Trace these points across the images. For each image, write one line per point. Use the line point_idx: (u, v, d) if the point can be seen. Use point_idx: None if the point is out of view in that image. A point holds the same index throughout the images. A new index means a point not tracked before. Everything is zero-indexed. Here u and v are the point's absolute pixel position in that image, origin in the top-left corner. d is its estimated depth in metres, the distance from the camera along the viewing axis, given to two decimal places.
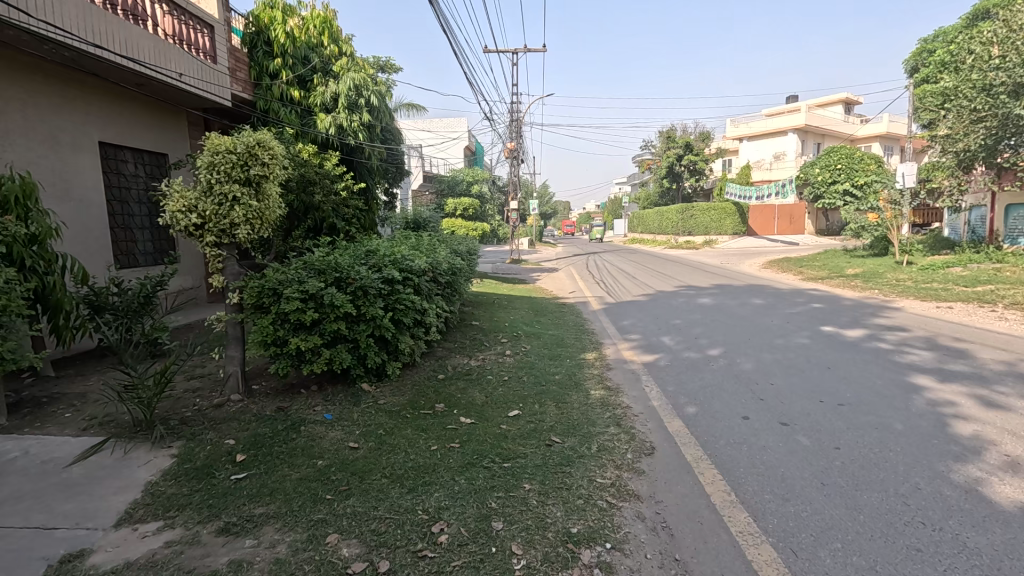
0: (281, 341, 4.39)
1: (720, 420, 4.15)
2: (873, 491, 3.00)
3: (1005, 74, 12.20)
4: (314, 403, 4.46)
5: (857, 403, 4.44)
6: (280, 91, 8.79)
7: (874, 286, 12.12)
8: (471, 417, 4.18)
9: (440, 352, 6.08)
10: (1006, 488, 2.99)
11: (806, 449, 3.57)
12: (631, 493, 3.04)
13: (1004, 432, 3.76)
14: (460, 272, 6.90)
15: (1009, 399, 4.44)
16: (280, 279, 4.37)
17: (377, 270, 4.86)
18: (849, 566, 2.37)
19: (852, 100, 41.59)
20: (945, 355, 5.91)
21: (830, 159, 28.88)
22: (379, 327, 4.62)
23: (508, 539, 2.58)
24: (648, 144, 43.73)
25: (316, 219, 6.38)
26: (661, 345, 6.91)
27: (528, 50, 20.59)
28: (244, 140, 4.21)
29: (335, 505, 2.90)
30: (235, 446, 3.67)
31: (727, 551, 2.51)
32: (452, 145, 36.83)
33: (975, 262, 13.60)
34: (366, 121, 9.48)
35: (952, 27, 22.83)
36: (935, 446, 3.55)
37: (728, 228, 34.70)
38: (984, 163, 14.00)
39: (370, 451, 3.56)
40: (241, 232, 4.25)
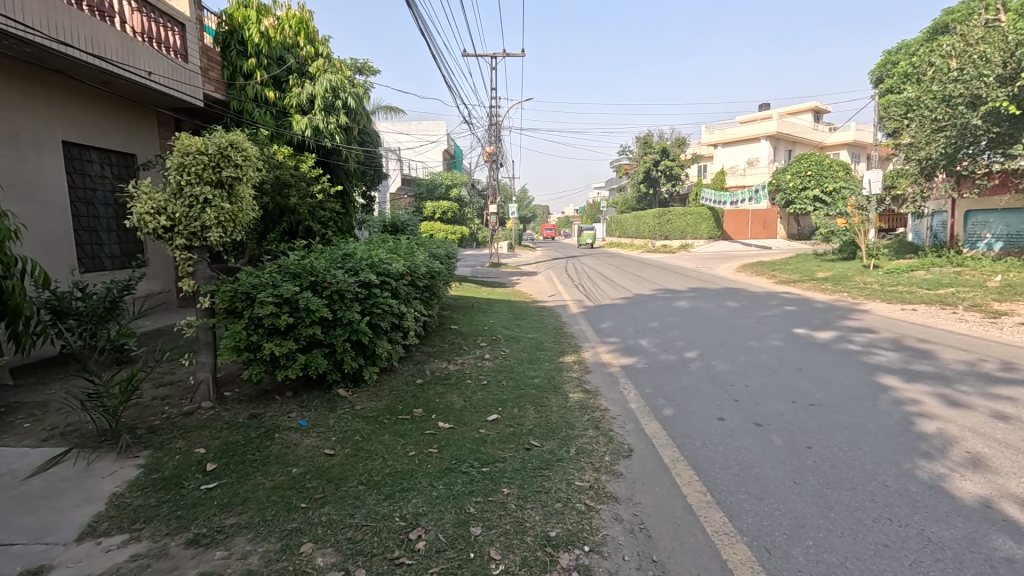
0: (254, 347, 4.29)
1: (696, 421, 4.22)
2: (843, 489, 3.07)
3: (963, 86, 12.75)
4: (289, 409, 4.37)
5: (827, 403, 4.56)
6: (254, 92, 8.61)
7: (844, 289, 12.51)
8: (449, 422, 4.15)
9: (419, 356, 6.03)
10: (967, 483, 3.11)
11: (778, 449, 3.65)
12: (610, 495, 3.06)
13: (965, 429, 3.91)
14: (439, 275, 6.86)
15: (968, 397, 4.63)
16: (253, 283, 4.27)
17: (354, 274, 4.80)
18: (821, 563, 2.42)
19: (820, 109, 42.92)
20: (910, 356, 6.13)
21: (801, 166, 29.69)
22: (356, 332, 4.55)
23: (487, 545, 2.56)
24: (626, 150, 44.34)
25: (291, 221, 6.28)
26: (639, 348, 6.99)
27: (507, 55, 20.72)
28: (216, 141, 4.12)
29: (309, 513, 2.84)
30: (205, 454, 3.57)
31: (703, 551, 2.54)
32: (431, 148, 36.71)
33: (937, 266, 14.14)
34: (343, 123, 9.34)
35: (914, 40, 23.75)
36: (901, 444, 3.67)
37: (704, 233, 35.42)
38: (945, 170, 14.54)
39: (346, 457, 3.50)
40: (212, 234, 4.15)
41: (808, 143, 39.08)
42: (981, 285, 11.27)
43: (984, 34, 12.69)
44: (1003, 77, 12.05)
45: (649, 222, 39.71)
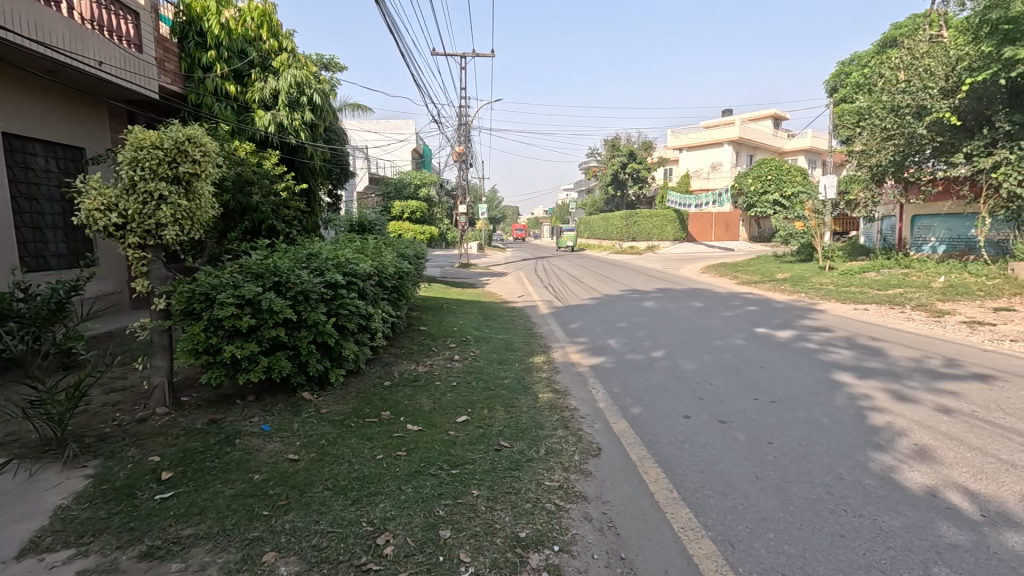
0: (214, 350, 4.13)
1: (663, 419, 4.29)
2: (802, 482, 3.19)
3: (910, 97, 13.54)
4: (251, 413, 4.23)
5: (786, 399, 4.73)
6: (214, 85, 8.28)
7: (801, 289, 13.04)
8: (418, 425, 4.09)
9: (387, 358, 5.94)
10: (915, 474, 3.27)
11: (741, 444, 3.77)
12: (579, 494, 3.08)
13: (912, 422, 4.12)
14: (407, 275, 6.78)
15: (916, 392, 4.88)
16: (213, 283, 4.10)
17: (319, 274, 4.69)
18: (781, 554, 2.50)
19: (779, 115, 44.43)
20: (863, 353, 6.42)
21: (762, 170, 30.67)
22: (322, 334, 4.44)
23: (456, 547, 2.54)
24: (594, 151, 44.97)
25: (254, 220, 6.12)
26: (607, 347, 7.09)
27: (477, 55, 20.69)
28: (173, 135, 3.95)
29: (272, 521, 2.75)
30: (161, 462, 3.42)
31: (670, 547, 2.58)
32: (399, 147, 36.27)
33: (886, 266, 14.96)
34: (309, 121, 8.88)
35: (865, 52, 24.91)
36: (855, 438, 3.83)
37: (669, 235, 36.40)
38: (894, 177, 15.27)
39: (311, 462, 3.41)
40: (168, 233, 3.97)
41: (767, 149, 40.46)
42: (926, 286, 11.92)
43: (928, 49, 13.47)
44: (945, 90, 12.94)
45: (616, 224, 40.44)
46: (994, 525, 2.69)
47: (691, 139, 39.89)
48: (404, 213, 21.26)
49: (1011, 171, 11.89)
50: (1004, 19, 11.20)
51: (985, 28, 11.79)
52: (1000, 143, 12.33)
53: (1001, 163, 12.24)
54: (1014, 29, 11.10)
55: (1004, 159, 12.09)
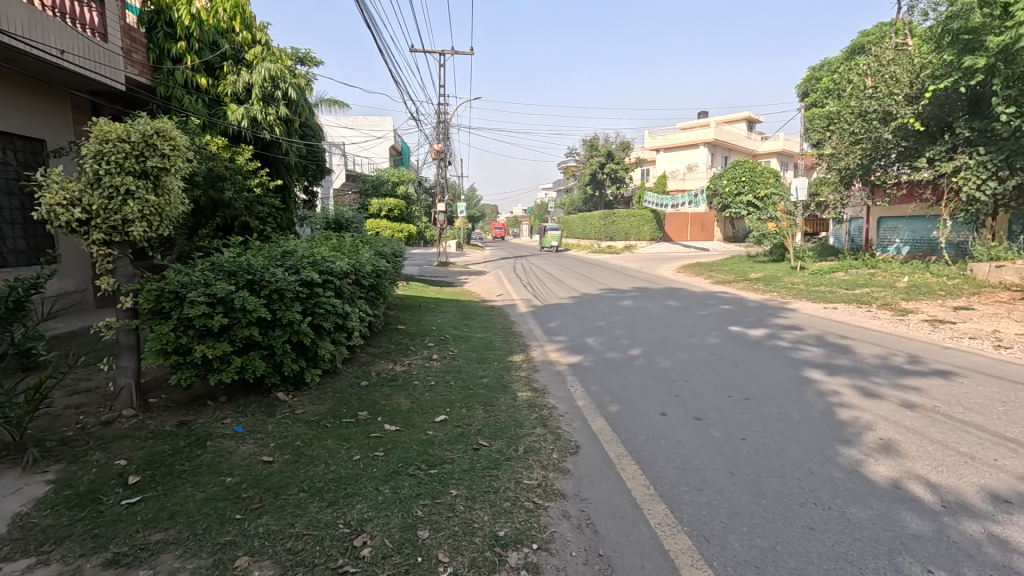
0: (184, 350, 4.01)
1: (640, 417, 4.35)
2: (774, 477, 3.27)
3: (876, 103, 14.00)
4: (223, 415, 4.12)
5: (759, 396, 4.84)
6: (185, 77, 8.02)
7: (773, 289, 13.36)
8: (396, 425, 4.05)
9: (364, 357, 5.86)
10: (881, 467, 3.38)
11: (716, 441, 3.83)
12: (557, 492, 3.10)
13: (879, 417, 4.26)
14: (385, 274, 6.70)
15: (882, 388, 5.05)
16: (183, 281, 3.99)
17: (294, 273, 4.60)
18: (754, 548, 2.56)
19: (752, 118, 45.37)
20: (832, 351, 6.61)
21: (736, 172, 31.29)
22: (297, 333, 4.35)
23: (435, 547, 2.52)
24: (573, 151, 45.24)
25: (226, 216, 6.00)
26: (585, 346, 7.14)
27: (456, 53, 20.56)
28: (140, 129, 3.83)
29: (245, 525, 2.68)
30: (127, 466, 3.30)
31: (647, 544, 2.61)
32: (377, 144, 35.81)
33: (853, 267, 15.45)
34: (284, 115, 8.71)
35: (835, 58, 25.60)
36: (825, 433, 3.94)
37: (646, 235, 36.94)
38: (861, 180, 15.73)
39: (286, 464, 3.35)
40: (136, 229, 3.84)
41: (741, 151, 41.27)
42: (892, 286, 12.33)
43: (893, 56, 13.97)
44: (909, 96, 13.53)
45: (595, 223, 40.81)
46: (953, 514, 2.80)
47: (668, 140, 40.44)
48: (382, 211, 20.85)
49: (971, 176, 12.42)
50: (964, 29, 11.68)
51: (947, 38, 12.28)
52: (960, 149, 12.85)
53: (961, 167, 12.76)
54: (973, 39, 11.57)
55: (965, 164, 12.60)
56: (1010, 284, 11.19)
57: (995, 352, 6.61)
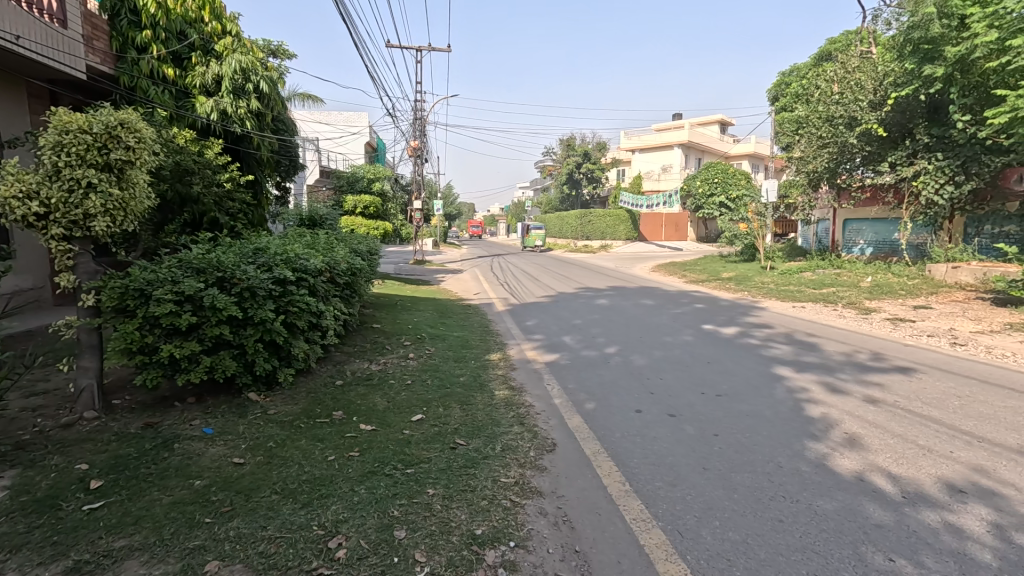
0: (150, 349, 3.89)
1: (616, 414, 4.40)
2: (745, 472, 3.35)
3: (843, 108, 14.48)
4: (191, 416, 4.00)
5: (731, 393, 4.95)
6: (150, 67, 7.73)
7: (745, 288, 13.69)
8: (372, 424, 4.01)
9: (339, 356, 5.77)
10: (846, 460, 3.50)
11: (690, 437, 3.91)
12: (534, 490, 3.11)
13: (844, 412, 4.41)
14: (361, 272, 6.60)
15: (847, 384, 5.23)
16: (148, 278, 3.85)
17: (267, 270, 4.49)
18: (726, 541, 2.62)
19: (725, 121, 46.36)
20: (800, 348, 6.82)
21: (709, 173, 31.99)
22: (269, 331, 4.25)
23: (412, 547, 2.50)
24: (550, 150, 45.47)
25: (195, 212, 5.83)
26: (562, 344, 7.18)
27: (433, 50, 20.41)
28: (103, 120, 3.69)
29: (214, 529, 2.61)
30: (89, 470, 3.18)
31: (623, 539, 2.65)
32: (352, 140, 35.23)
33: (820, 267, 15.97)
34: (256, 109, 8.42)
35: (804, 64, 26.33)
36: (794, 428, 4.06)
37: (622, 234, 37.56)
38: (828, 183, 16.24)
39: (257, 466, 3.27)
40: (98, 224, 3.69)
41: (714, 153, 42.15)
42: (856, 285, 12.78)
43: (859, 63, 14.47)
44: (874, 103, 14.00)
45: (571, 222, 41.24)
46: (913, 504, 2.92)
47: (643, 141, 40.93)
48: (357, 208, 20.46)
49: (929, 180, 12.98)
50: (924, 39, 12.20)
51: (908, 47, 12.78)
52: (920, 154, 13.40)
53: (921, 172, 13.31)
54: (933, 49, 12.10)
55: (924, 169, 13.17)
56: (965, 284, 11.72)
57: (952, 350, 6.91)
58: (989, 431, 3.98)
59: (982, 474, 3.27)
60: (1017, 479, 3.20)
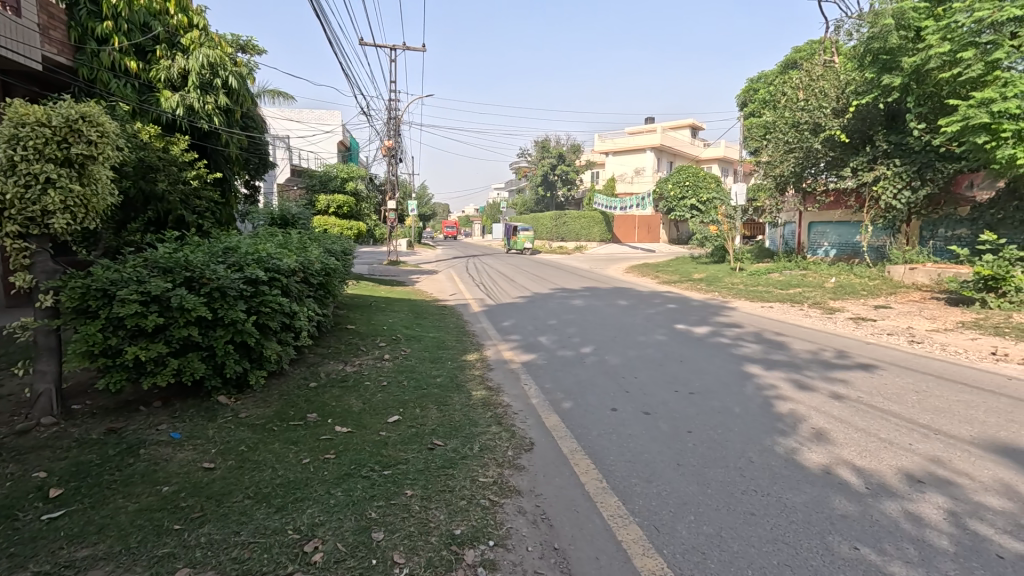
0: (113, 352, 3.74)
1: (592, 412, 4.46)
2: (718, 467, 3.43)
3: (808, 114, 14.96)
4: (157, 421, 3.86)
5: (703, 390, 5.07)
6: (112, 60, 7.40)
7: (716, 289, 14.02)
8: (347, 426, 3.95)
9: (312, 358, 5.66)
10: (813, 454, 3.62)
11: (664, 434, 3.98)
12: (513, 489, 3.12)
13: (810, 408, 4.57)
14: (335, 272, 6.50)
15: (813, 381, 5.42)
16: (112, 278, 3.71)
17: (237, 270, 4.37)
18: (701, 534, 2.68)
19: (696, 125, 47.31)
20: (768, 347, 7.02)
21: (681, 177, 32.78)
22: (240, 333, 4.14)
23: (390, 549, 2.48)
24: (525, 151, 45.68)
25: (160, 210, 5.63)
26: (538, 344, 7.22)
27: (407, 49, 20.24)
28: (63, 113, 3.55)
29: (184, 536, 2.53)
30: (48, 478, 3.04)
31: (600, 535, 2.68)
32: (325, 138, 34.69)
33: (787, 268, 16.47)
34: (223, 104, 8.26)
35: (771, 70, 27.12)
36: (764, 424, 4.18)
37: (596, 236, 38.22)
38: (794, 187, 16.76)
39: (228, 470, 3.18)
40: (57, 221, 3.53)
41: (685, 157, 43.05)
42: (821, 286, 13.25)
43: (822, 72, 14.99)
44: (836, 110, 14.53)
45: (547, 223, 41.72)
46: (876, 496, 3.05)
47: (616, 144, 41.36)
48: (330, 208, 20.05)
49: (888, 185, 13.47)
50: (882, 50, 12.73)
51: (868, 57, 13.31)
52: (879, 160, 13.97)
53: (880, 177, 13.85)
54: (890, 59, 12.67)
55: (883, 175, 13.68)
56: (921, 284, 12.25)
57: (910, 347, 7.23)
58: (944, 424, 4.18)
59: (938, 465, 3.43)
60: (970, 469, 3.37)
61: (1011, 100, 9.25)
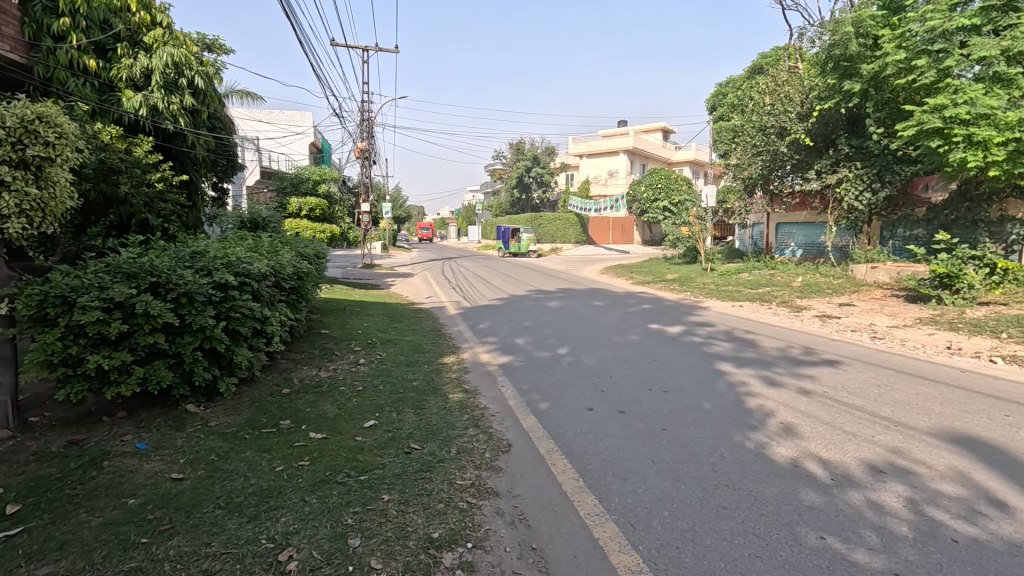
0: (74, 361, 3.60)
1: (569, 413, 4.50)
2: (692, 463, 3.50)
3: (774, 119, 15.40)
4: (122, 431, 3.74)
5: (677, 388, 5.17)
6: (70, 58, 6.93)
7: (688, 289, 14.29)
8: (322, 432, 3.90)
9: (285, 364, 5.56)
10: (781, 448, 3.74)
11: (638, 432, 4.05)
12: (490, 490, 3.13)
13: (779, 404, 4.71)
14: (308, 276, 6.39)
15: (781, 377, 5.58)
16: (72, 284, 3.58)
17: (206, 275, 4.27)
18: (675, 529, 2.74)
19: (667, 128, 48.21)
20: (739, 345, 7.20)
21: (653, 179, 33.37)
22: (209, 339, 4.03)
23: (367, 555, 2.45)
24: (500, 154, 45.73)
25: (123, 213, 5.45)
26: (515, 346, 7.24)
27: (380, 50, 20.06)
28: (17, 113, 3.42)
29: (152, 550, 2.45)
30: (3, 495, 2.91)
31: (577, 534, 2.71)
32: (296, 140, 34.11)
33: (756, 268, 16.92)
34: (189, 104, 8.05)
35: (738, 76, 27.84)
36: (734, 420, 4.29)
37: (571, 237, 38.52)
38: (762, 189, 17.21)
39: (199, 480, 3.10)
40: (12, 226, 3.38)
41: (658, 160, 43.83)
42: (788, 285, 13.62)
43: (787, 78, 15.47)
44: (801, 114, 15.00)
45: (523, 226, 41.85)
46: (841, 486, 3.16)
47: (590, 147, 41.83)
48: (302, 210, 19.70)
49: (851, 187, 13.98)
50: (843, 57, 13.20)
51: (830, 64, 13.80)
52: (841, 163, 14.48)
53: (843, 179, 14.36)
54: (851, 66, 13.17)
55: (846, 176, 14.20)
56: (882, 283, 12.73)
57: (871, 342, 7.53)
58: (904, 416, 4.36)
59: (899, 455, 3.58)
60: (927, 458, 3.53)
61: (961, 106, 9.73)
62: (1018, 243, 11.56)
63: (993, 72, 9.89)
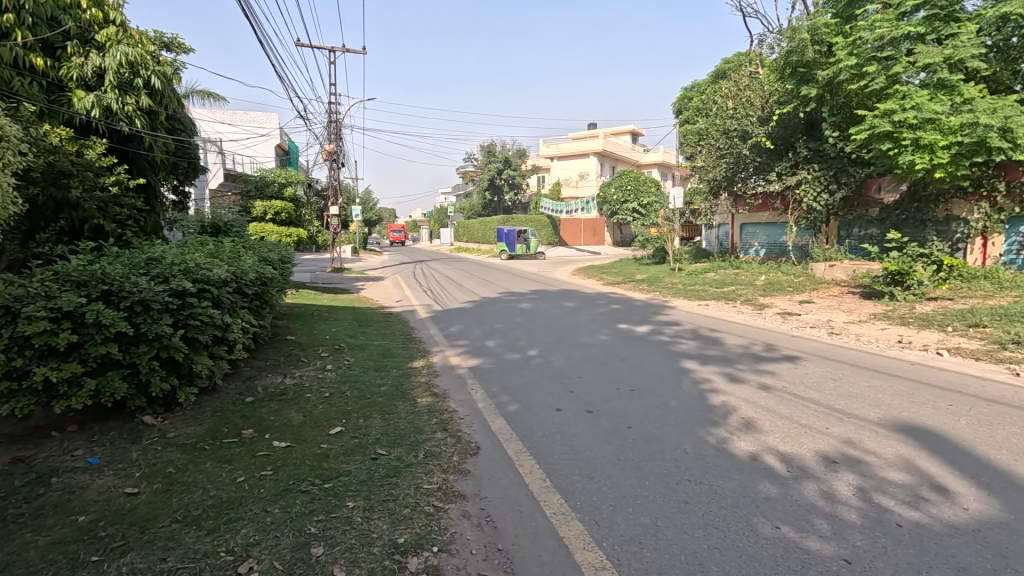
0: (19, 374, 3.45)
1: (538, 414, 4.53)
2: (656, 460, 3.58)
3: (737, 122, 15.86)
4: (73, 446, 3.59)
5: (643, 387, 5.27)
6: (14, 56, 6.56)
7: (657, 289, 14.57)
8: (286, 440, 3.82)
9: (249, 371, 5.44)
10: (741, 442, 3.87)
11: (605, 431, 4.12)
12: (457, 493, 3.13)
13: (740, 400, 4.85)
14: (272, 281, 6.26)
15: (744, 374, 5.76)
16: (16, 294, 3.46)
17: (162, 282, 4.14)
18: (638, 525, 2.80)
19: (636, 131, 49.09)
20: (704, 343, 7.40)
21: (623, 180, 33.83)
22: (167, 348, 3.90)
23: (330, 563, 2.43)
24: (471, 156, 45.63)
25: (76, 218, 5.27)
26: (485, 348, 7.25)
27: (347, 50, 19.77)
28: None
29: (103, 568, 2.37)
30: None
31: (543, 533, 2.74)
32: (261, 142, 33.20)
33: (721, 267, 17.38)
34: (145, 105, 7.77)
35: (703, 80, 28.56)
36: (698, 417, 4.41)
37: (543, 239, 38.70)
38: (727, 190, 17.67)
39: (154, 495, 3.01)
40: None
41: (626, 162, 44.62)
42: (752, 284, 14.02)
43: (748, 82, 15.96)
44: (762, 118, 15.48)
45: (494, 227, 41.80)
46: (797, 478, 3.29)
47: (560, 149, 42.23)
48: (267, 214, 19.22)
49: (810, 188, 14.53)
50: (800, 63, 13.71)
51: (788, 69, 14.31)
52: (800, 165, 15.02)
53: (802, 180, 14.91)
54: (807, 72, 13.70)
55: (805, 178, 14.75)
56: (840, 280, 13.24)
57: (829, 338, 7.84)
58: (856, 408, 4.57)
59: (851, 446, 3.75)
60: (877, 447, 3.71)
61: (909, 110, 10.21)
62: (962, 241, 12.23)
63: (937, 79, 10.49)
